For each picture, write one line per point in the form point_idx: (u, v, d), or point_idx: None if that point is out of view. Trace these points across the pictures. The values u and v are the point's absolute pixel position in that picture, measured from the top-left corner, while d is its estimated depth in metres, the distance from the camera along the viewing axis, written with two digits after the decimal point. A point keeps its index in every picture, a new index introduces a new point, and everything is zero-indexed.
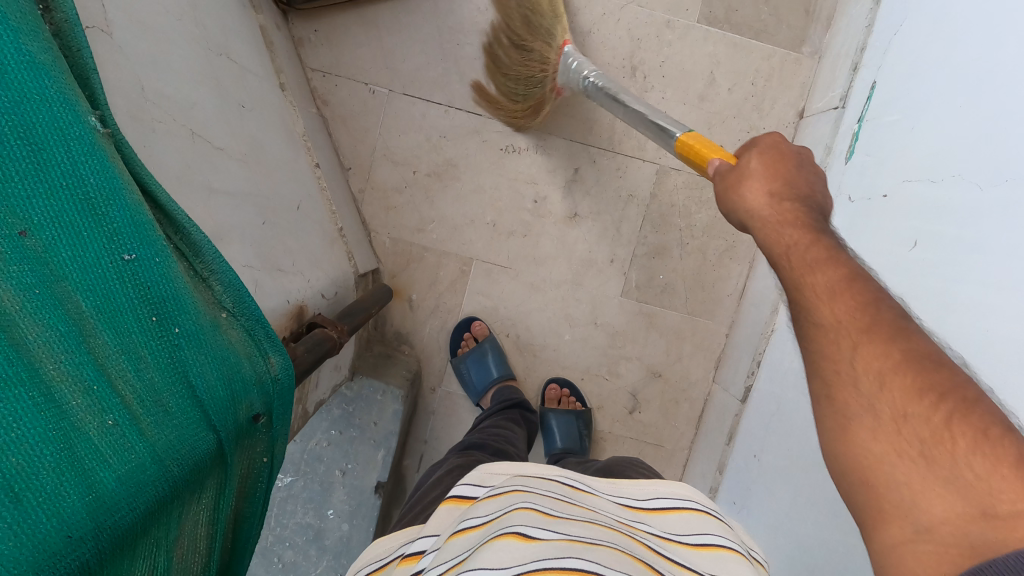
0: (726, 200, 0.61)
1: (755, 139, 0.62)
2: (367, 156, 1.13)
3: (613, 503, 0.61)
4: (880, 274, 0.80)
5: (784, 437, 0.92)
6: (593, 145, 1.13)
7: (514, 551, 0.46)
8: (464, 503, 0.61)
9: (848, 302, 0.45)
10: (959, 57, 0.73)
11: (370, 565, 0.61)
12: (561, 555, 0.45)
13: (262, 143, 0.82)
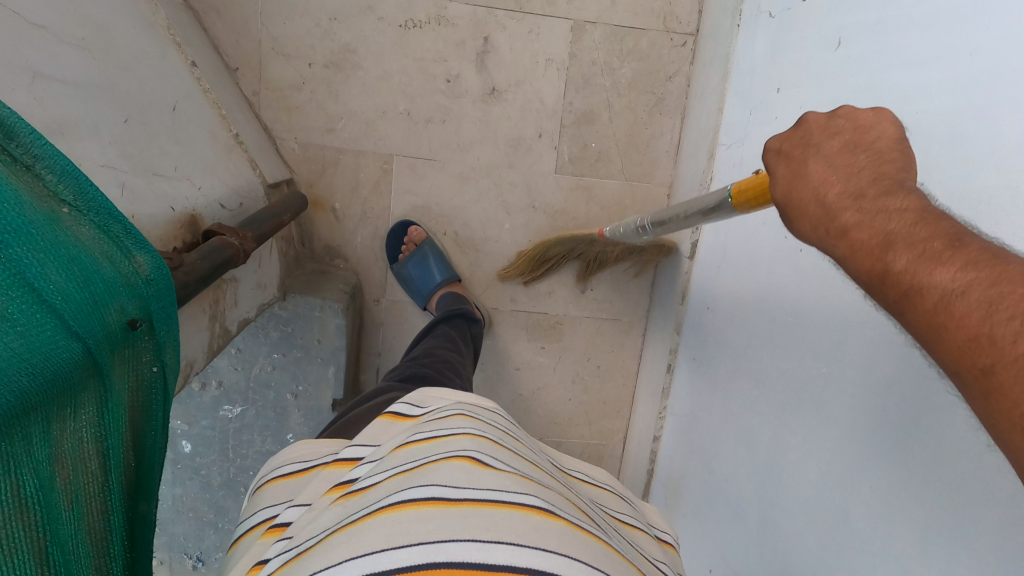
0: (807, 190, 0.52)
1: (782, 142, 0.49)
2: (254, 53, 1.00)
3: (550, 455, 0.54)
4: (806, 90, 0.76)
5: (734, 281, 0.91)
6: (499, 9, 1.03)
7: (469, 473, 0.38)
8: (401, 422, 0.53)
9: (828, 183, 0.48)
10: None
11: (291, 461, 0.51)
12: (517, 487, 0.38)
13: (110, 30, 0.67)
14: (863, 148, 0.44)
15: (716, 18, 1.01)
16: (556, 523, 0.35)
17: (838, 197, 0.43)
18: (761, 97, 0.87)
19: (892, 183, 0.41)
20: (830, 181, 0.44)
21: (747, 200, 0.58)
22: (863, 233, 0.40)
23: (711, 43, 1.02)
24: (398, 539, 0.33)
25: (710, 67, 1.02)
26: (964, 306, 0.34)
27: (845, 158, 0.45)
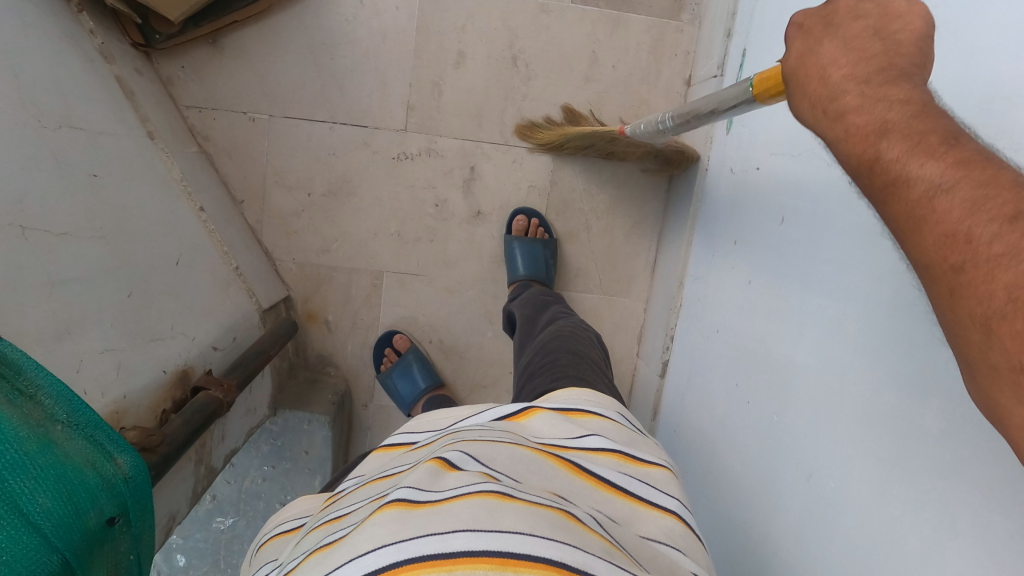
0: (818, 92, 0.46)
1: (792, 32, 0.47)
2: (259, 186, 1.12)
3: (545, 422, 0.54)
4: (756, 251, 0.82)
5: (695, 413, 0.95)
6: (485, 142, 1.12)
7: (435, 478, 0.38)
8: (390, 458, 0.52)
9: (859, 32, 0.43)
10: None
11: (290, 517, 0.52)
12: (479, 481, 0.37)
13: (127, 208, 0.82)
14: (884, 39, 0.42)
15: (689, 155, 1.08)
16: (509, 505, 0.34)
17: (847, 81, 0.42)
18: (722, 243, 0.92)
19: (895, 76, 0.41)
20: (840, 70, 0.43)
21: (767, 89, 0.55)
22: (868, 117, 0.40)
23: (684, 177, 1.09)
24: (363, 547, 0.32)
25: (682, 199, 1.08)
26: (943, 205, 0.35)
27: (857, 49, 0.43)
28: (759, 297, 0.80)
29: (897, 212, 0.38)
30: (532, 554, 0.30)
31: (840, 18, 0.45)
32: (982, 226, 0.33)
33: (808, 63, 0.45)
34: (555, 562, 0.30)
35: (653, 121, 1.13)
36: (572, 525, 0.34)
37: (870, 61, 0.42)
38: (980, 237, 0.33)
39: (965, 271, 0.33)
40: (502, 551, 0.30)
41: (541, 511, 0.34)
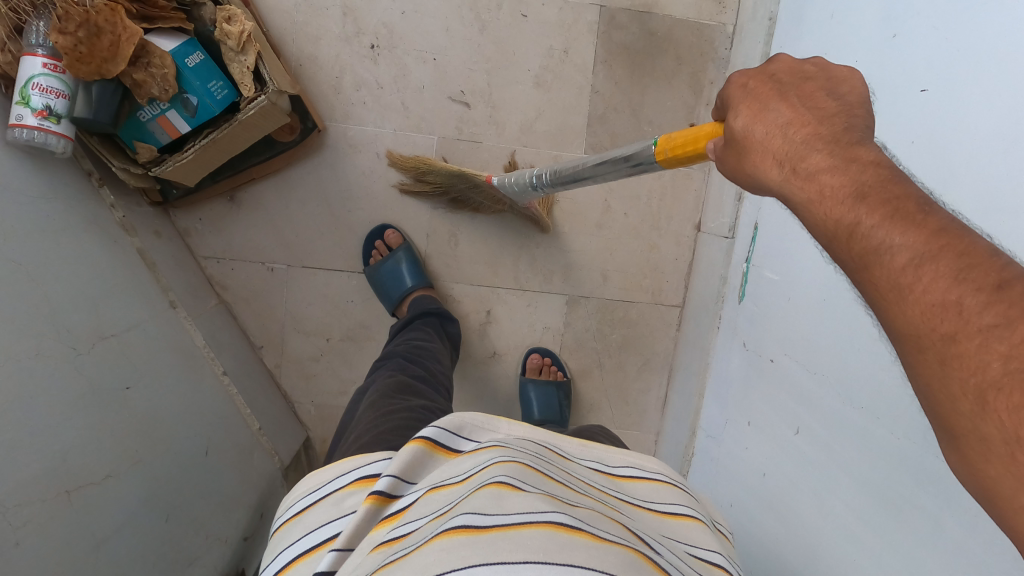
0: (742, 178, 0.46)
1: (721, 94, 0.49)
2: (278, 332, 1.13)
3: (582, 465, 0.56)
4: (771, 444, 0.85)
5: None
6: (499, 286, 1.14)
7: (497, 498, 0.38)
8: (439, 451, 0.50)
9: (763, 93, 0.45)
10: (825, 252, 0.78)
11: (305, 494, 0.50)
12: (546, 507, 0.38)
13: (158, 413, 0.84)
14: (808, 103, 0.43)
15: (699, 305, 1.11)
16: (580, 543, 0.35)
17: (782, 134, 0.42)
18: (735, 416, 0.95)
19: (856, 137, 0.41)
20: (786, 133, 0.42)
21: (670, 150, 0.56)
22: (800, 171, 0.41)
23: (694, 325, 1.12)
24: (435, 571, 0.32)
25: (693, 346, 1.11)
26: (920, 278, 0.34)
27: (792, 110, 0.43)
28: (773, 494, 0.83)
29: (873, 285, 0.36)
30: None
31: (840, 87, 0.44)
32: (970, 297, 0.32)
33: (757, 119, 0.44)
34: None
35: (662, 265, 1.15)
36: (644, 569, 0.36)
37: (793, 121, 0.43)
38: (972, 310, 0.31)
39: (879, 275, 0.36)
40: None
41: (611, 548, 0.36)
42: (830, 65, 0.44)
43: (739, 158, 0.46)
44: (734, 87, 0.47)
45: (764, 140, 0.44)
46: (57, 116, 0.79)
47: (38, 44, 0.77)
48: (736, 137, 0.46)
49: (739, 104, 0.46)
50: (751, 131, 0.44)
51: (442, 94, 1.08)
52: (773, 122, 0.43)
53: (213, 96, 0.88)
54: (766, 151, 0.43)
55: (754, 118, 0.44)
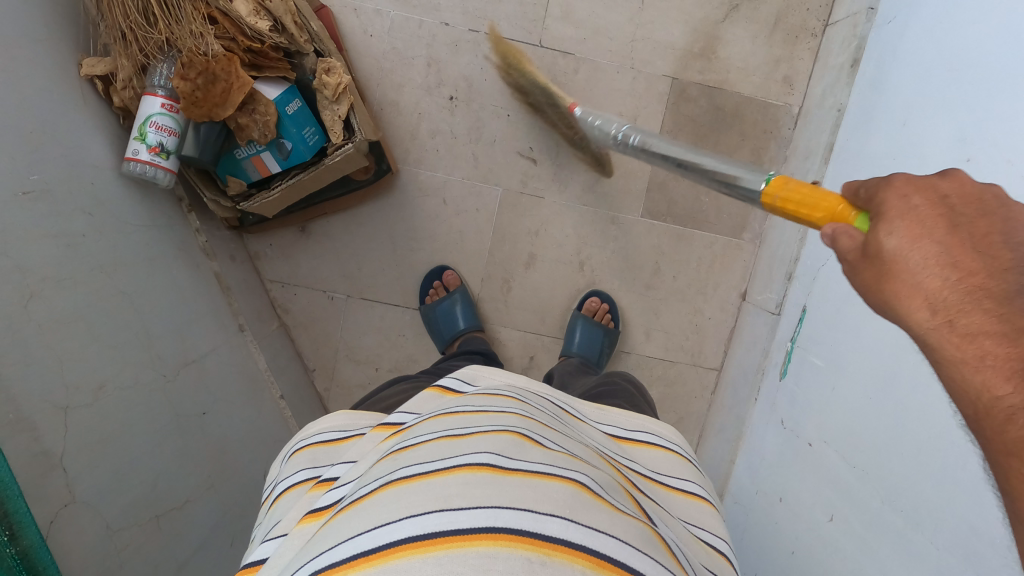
0: (875, 303, 0.43)
1: (873, 189, 0.44)
2: (330, 358, 1.18)
3: (598, 432, 0.59)
4: (802, 525, 0.89)
5: None
6: (546, 334, 1.19)
7: (518, 449, 0.41)
8: (448, 396, 0.57)
9: (909, 219, 0.41)
10: (872, 351, 0.81)
11: (330, 430, 0.56)
12: (565, 465, 0.40)
13: (227, 438, 0.89)
14: (977, 242, 0.39)
15: (739, 373, 1.15)
16: (599, 503, 0.37)
17: (927, 275, 0.40)
18: (767, 490, 0.99)
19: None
20: (941, 275, 0.39)
21: (780, 200, 0.54)
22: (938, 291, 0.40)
23: (731, 391, 1.16)
24: (455, 502, 0.34)
25: (729, 412, 1.15)
26: None
27: (956, 246, 0.39)
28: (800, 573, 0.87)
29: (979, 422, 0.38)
30: (624, 561, 0.33)
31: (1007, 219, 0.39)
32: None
33: (899, 257, 0.41)
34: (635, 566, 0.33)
35: (704, 329, 1.19)
36: (656, 541, 0.38)
37: (938, 250, 0.40)
38: None
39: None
40: (598, 550, 0.32)
41: (627, 518, 0.38)
42: (1011, 199, 0.40)
43: (866, 281, 0.43)
44: (895, 196, 0.42)
45: (911, 267, 0.40)
46: (167, 151, 0.87)
47: (160, 85, 0.86)
48: (878, 269, 0.42)
49: (898, 224, 0.41)
50: (891, 245, 0.41)
51: (511, 148, 1.13)
52: (919, 249, 0.40)
53: (307, 142, 0.94)
54: (910, 284, 0.40)
55: (886, 256, 0.41)
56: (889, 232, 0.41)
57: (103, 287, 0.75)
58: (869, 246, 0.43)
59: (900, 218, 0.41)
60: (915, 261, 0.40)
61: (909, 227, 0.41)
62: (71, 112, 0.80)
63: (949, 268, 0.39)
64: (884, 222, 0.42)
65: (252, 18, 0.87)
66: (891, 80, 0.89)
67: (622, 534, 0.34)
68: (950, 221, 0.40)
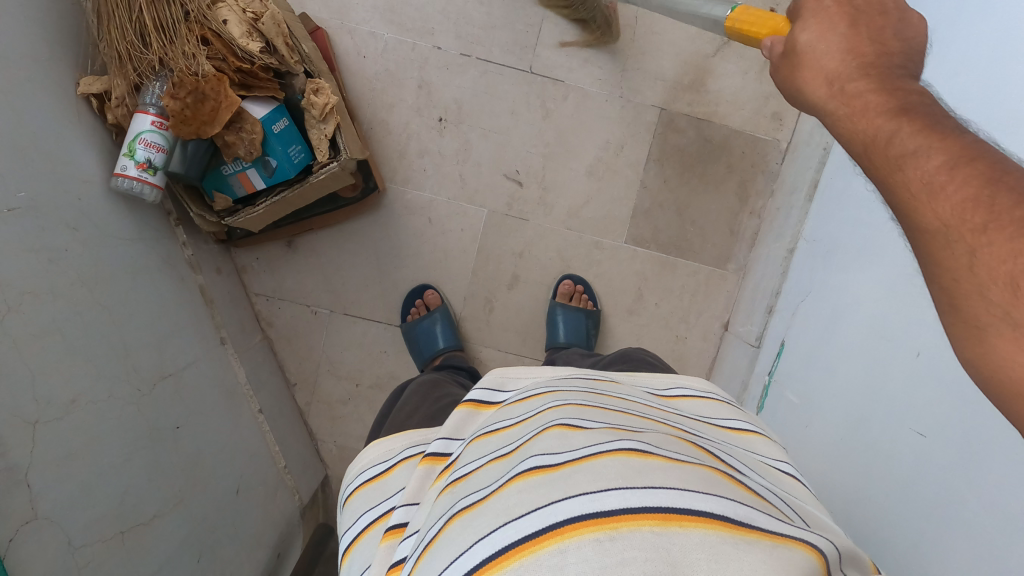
0: (789, 96, 0.52)
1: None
2: (313, 372, 1.19)
3: (640, 392, 0.62)
4: None
5: None
6: (527, 356, 1.19)
7: (562, 437, 0.42)
8: (483, 408, 0.58)
9: (826, 15, 0.49)
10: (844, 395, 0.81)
11: (368, 468, 0.57)
12: (608, 437, 0.42)
13: (201, 452, 0.89)
14: (874, 37, 0.48)
15: None
16: (653, 462, 0.38)
17: (840, 69, 0.47)
18: None
19: (898, 75, 0.46)
20: (843, 59, 0.47)
21: (738, 23, 0.63)
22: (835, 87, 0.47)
23: None
24: (516, 512, 0.35)
25: None
26: (952, 178, 0.36)
27: (855, 35, 0.48)
28: None
29: (877, 169, 0.42)
30: (691, 509, 0.34)
31: (895, 9, 0.49)
32: (1000, 195, 0.34)
33: (807, 55, 0.50)
34: (720, 516, 0.34)
35: (686, 357, 1.19)
36: (727, 482, 0.40)
37: (855, 36, 0.48)
38: (1004, 211, 0.33)
39: (957, 241, 0.35)
40: (660, 507, 0.34)
41: (684, 467, 0.39)
42: (906, 1, 0.49)
43: (797, 83, 0.51)
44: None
45: (817, 52, 0.49)
46: (155, 168, 0.88)
47: (152, 104, 0.87)
48: (799, 60, 0.50)
49: (808, 23, 0.50)
50: (810, 44, 0.49)
51: (499, 171, 1.14)
52: (829, 30, 0.48)
53: (291, 160, 0.94)
54: (818, 69, 0.49)
55: (820, 29, 0.49)
56: (807, 30, 0.50)
57: (84, 301, 0.76)
58: (791, 43, 0.51)
59: (813, 18, 0.50)
60: (824, 69, 0.48)
61: (831, 52, 0.48)
62: (64, 126, 0.81)
63: (851, 60, 0.47)
64: (801, 23, 0.51)
65: (244, 40, 0.88)
66: None
67: (683, 485, 0.36)
68: (855, 11, 0.48)
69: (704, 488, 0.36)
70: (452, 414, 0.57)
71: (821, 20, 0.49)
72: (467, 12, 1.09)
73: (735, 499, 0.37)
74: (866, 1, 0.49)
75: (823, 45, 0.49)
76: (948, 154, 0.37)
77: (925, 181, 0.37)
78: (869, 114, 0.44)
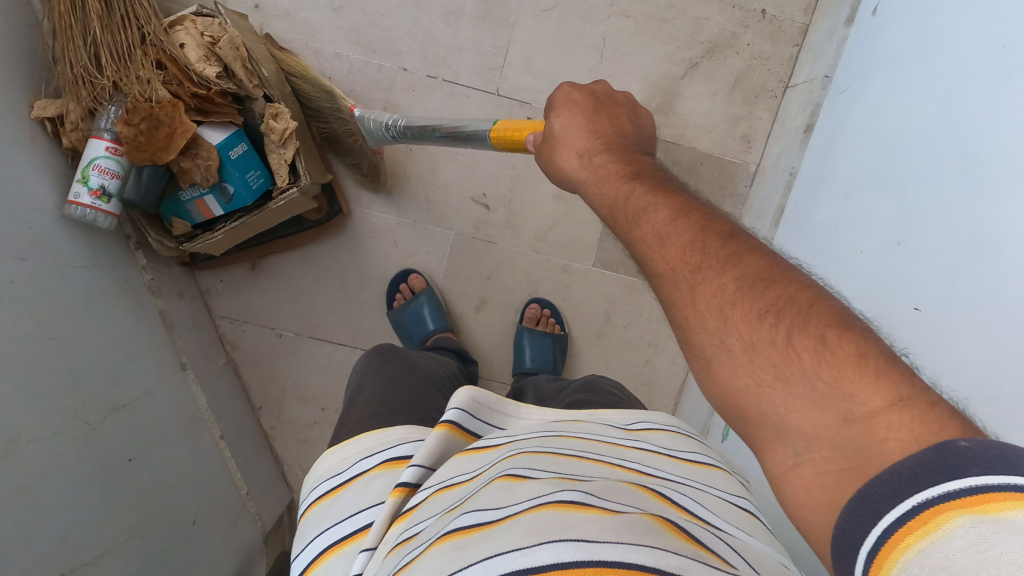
0: (550, 170, 0.61)
1: (553, 95, 0.64)
2: (278, 395, 1.18)
3: (601, 430, 0.59)
4: None
5: None
6: (495, 379, 1.18)
7: (502, 492, 0.41)
8: (462, 435, 0.52)
9: (576, 114, 0.60)
10: None
11: (325, 482, 0.52)
12: (549, 489, 0.40)
13: (156, 483, 0.87)
14: (615, 132, 0.59)
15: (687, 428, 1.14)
16: (592, 513, 0.36)
17: (586, 151, 0.57)
18: None
19: (625, 148, 0.57)
20: (590, 145, 0.57)
21: (502, 135, 0.78)
22: (593, 166, 0.55)
23: None
24: (445, 572, 0.33)
25: None
26: (706, 260, 0.41)
27: (596, 122, 0.59)
28: None
29: (618, 223, 0.50)
30: (626, 561, 0.31)
31: (606, 101, 0.62)
32: (734, 268, 0.40)
33: (559, 138, 0.60)
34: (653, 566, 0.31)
35: (655, 381, 1.18)
36: (676, 531, 0.38)
37: (596, 124, 0.59)
38: (746, 286, 0.39)
39: (703, 294, 0.40)
40: (592, 559, 0.31)
41: (621, 515, 0.37)
42: (632, 101, 0.63)
43: (561, 158, 0.59)
44: (562, 94, 0.62)
45: (559, 134, 0.60)
46: (109, 195, 0.87)
47: (106, 129, 0.85)
48: (555, 141, 0.60)
49: (562, 112, 0.61)
50: (559, 128, 0.60)
51: (466, 194, 1.12)
52: (580, 123, 0.59)
53: (249, 187, 0.93)
54: (569, 151, 0.58)
55: (578, 121, 0.59)
56: (558, 118, 0.61)
57: (31, 334, 0.74)
58: (551, 127, 0.61)
59: (563, 105, 0.61)
60: (576, 148, 0.58)
61: (584, 139, 0.58)
62: (14, 152, 0.79)
63: (596, 139, 0.57)
64: (557, 116, 0.61)
65: (201, 64, 0.87)
66: (839, 150, 0.89)
67: (620, 536, 0.33)
68: (593, 104, 0.60)
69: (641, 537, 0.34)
70: (429, 441, 0.49)
71: (562, 108, 0.61)
72: (433, 34, 1.08)
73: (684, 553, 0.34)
74: (614, 104, 0.62)
75: (570, 128, 0.59)
76: (683, 225, 0.44)
77: (676, 253, 0.43)
78: (613, 187, 0.52)
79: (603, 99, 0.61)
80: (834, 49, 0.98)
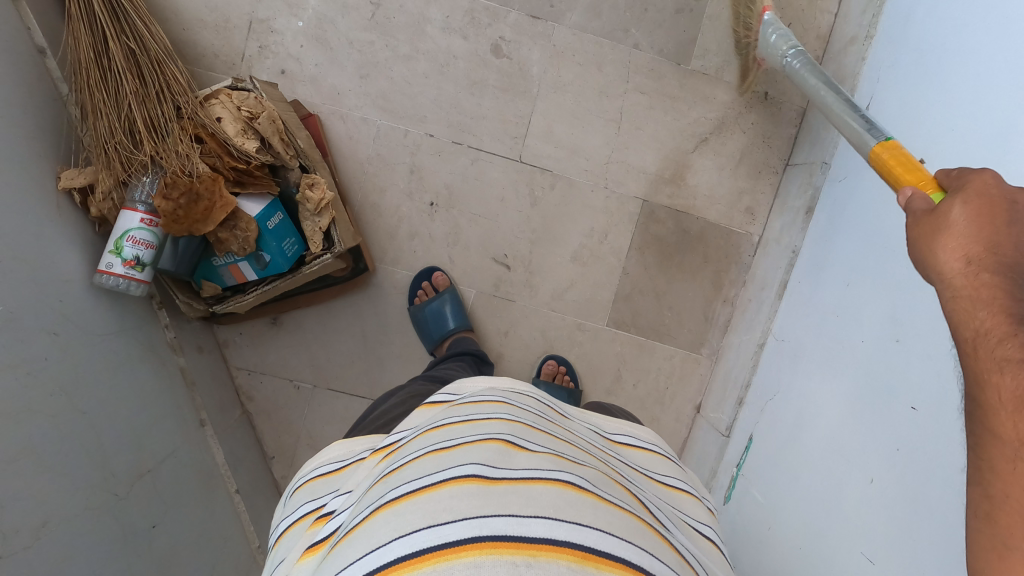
0: (917, 260, 0.49)
1: (967, 176, 0.50)
2: (292, 446, 1.18)
3: (586, 430, 0.60)
4: None
5: None
6: None
7: (503, 455, 0.41)
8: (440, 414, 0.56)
9: (978, 209, 0.47)
10: (800, 505, 0.86)
11: (326, 462, 0.56)
12: (550, 466, 0.40)
13: (174, 548, 0.88)
14: (992, 237, 0.45)
15: None
16: (585, 499, 0.37)
17: (964, 260, 0.45)
18: None
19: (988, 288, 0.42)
20: (968, 250, 0.45)
21: (885, 156, 0.63)
22: (970, 279, 0.43)
23: None
24: (443, 517, 0.34)
25: None
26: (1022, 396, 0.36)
27: (994, 230, 0.45)
28: None
29: (972, 353, 0.40)
30: (610, 552, 0.33)
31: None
32: None
33: (941, 228, 0.48)
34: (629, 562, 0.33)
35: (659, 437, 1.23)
36: (646, 530, 0.39)
37: (984, 231, 0.45)
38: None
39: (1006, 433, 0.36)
40: (582, 544, 0.33)
41: (611, 509, 0.38)
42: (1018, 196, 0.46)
43: (924, 242, 0.49)
44: (979, 181, 0.49)
45: (948, 229, 0.47)
46: (142, 264, 0.88)
47: (141, 200, 0.87)
48: (937, 229, 0.48)
49: (964, 201, 0.48)
50: (955, 212, 0.48)
51: (486, 255, 1.16)
52: (981, 224, 0.46)
53: (285, 254, 0.95)
54: (944, 258, 0.46)
55: (980, 222, 0.46)
56: (959, 203, 0.48)
57: (60, 410, 0.75)
58: (940, 212, 0.49)
59: (980, 192, 0.48)
60: (956, 251, 0.46)
61: (977, 243, 0.45)
62: (45, 227, 0.81)
63: (989, 250, 0.44)
64: (956, 202, 0.48)
65: (239, 138, 0.89)
66: (839, 235, 0.96)
67: (606, 527, 0.35)
68: (993, 212, 0.46)
69: (622, 533, 0.35)
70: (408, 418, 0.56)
71: (977, 193, 0.48)
72: (458, 102, 1.12)
73: (651, 549, 0.36)
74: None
75: (967, 224, 0.46)
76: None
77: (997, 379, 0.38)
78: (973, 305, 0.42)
79: (1017, 195, 0.46)
80: (829, 137, 1.06)
